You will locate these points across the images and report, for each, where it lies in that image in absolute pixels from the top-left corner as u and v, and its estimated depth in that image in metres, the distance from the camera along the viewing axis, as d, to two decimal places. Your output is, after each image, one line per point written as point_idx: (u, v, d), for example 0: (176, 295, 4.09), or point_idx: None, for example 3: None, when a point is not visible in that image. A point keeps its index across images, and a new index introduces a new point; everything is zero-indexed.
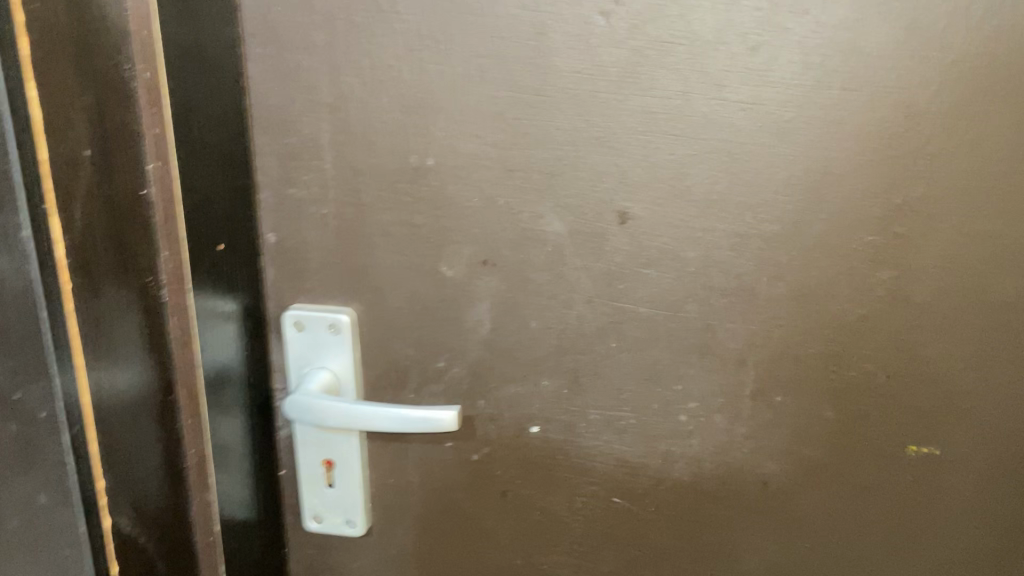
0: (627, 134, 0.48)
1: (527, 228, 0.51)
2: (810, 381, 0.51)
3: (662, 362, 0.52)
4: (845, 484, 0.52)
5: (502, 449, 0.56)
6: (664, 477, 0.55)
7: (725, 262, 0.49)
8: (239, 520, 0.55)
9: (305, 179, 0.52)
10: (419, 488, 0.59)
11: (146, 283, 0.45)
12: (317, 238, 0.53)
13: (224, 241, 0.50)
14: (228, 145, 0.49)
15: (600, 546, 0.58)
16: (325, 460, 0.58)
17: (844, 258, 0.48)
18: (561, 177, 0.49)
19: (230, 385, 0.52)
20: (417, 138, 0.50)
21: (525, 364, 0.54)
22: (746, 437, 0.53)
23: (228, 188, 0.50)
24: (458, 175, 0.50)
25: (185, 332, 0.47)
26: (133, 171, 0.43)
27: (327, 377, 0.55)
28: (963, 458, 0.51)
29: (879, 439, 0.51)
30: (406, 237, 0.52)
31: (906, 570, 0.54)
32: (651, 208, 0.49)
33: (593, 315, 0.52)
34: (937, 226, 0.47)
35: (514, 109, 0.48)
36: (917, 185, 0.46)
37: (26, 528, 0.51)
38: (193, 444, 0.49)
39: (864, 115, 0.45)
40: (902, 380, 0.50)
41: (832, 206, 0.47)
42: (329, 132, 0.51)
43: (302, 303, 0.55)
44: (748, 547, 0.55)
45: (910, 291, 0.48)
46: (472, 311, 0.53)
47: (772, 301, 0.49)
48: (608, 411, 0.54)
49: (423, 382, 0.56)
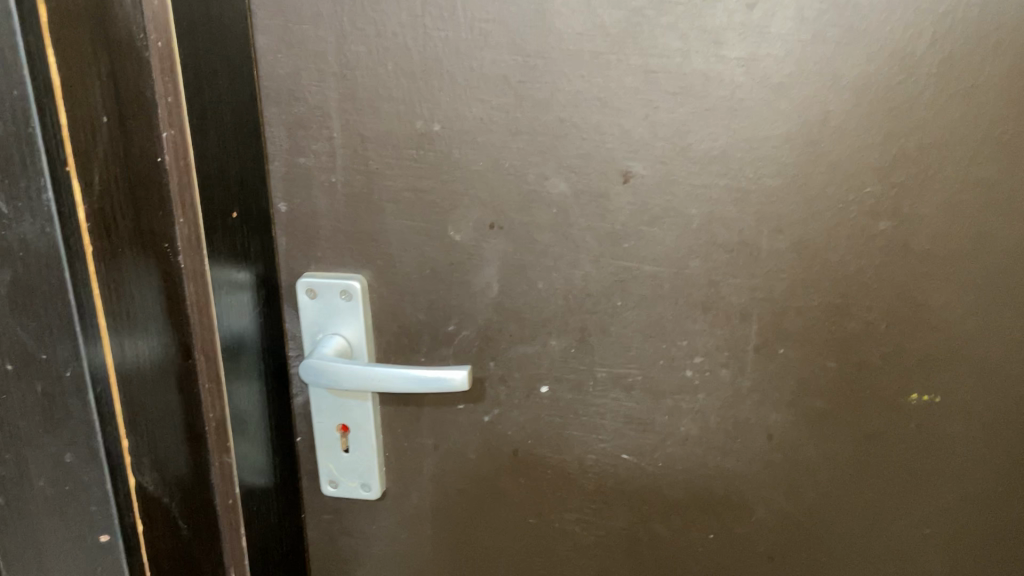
0: (628, 94, 0.49)
1: (532, 188, 0.52)
2: (811, 332, 0.52)
3: (666, 319, 0.53)
4: (849, 432, 0.54)
5: (514, 409, 0.58)
6: (672, 432, 0.57)
7: (727, 216, 0.50)
8: (258, 486, 0.56)
9: (315, 148, 0.53)
10: (433, 451, 0.60)
11: (163, 249, 0.46)
12: (327, 205, 0.54)
13: (237, 209, 0.51)
14: (239, 116, 0.50)
15: (613, 502, 0.60)
16: (341, 426, 0.59)
17: (843, 210, 0.49)
18: (564, 139, 0.50)
19: (245, 353, 0.53)
20: (422, 103, 0.51)
21: (533, 325, 0.55)
22: (750, 389, 0.54)
23: (239, 156, 0.51)
24: (464, 139, 0.51)
25: (202, 299, 0.48)
26: (148, 139, 0.44)
27: (340, 343, 0.57)
28: (963, 403, 0.53)
29: (881, 387, 0.53)
30: (415, 203, 0.53)
31: (910, 514, 0.56)
32: (654, 166, 0.50)
33: (599, 275, 0.53)
34: (934, 174, 0.48)
35: (517, 73, 0.49)
36: (913, 134, 0.47)
37: (51, 514, 0.53)
38: (212, 409, 0.49)
39: (861, 67, 0.46)
40: (901, 328, 0.51)
41: (831, 158, 0.48)
42: (337, 100, 0.52)
43: (315, 271, 0.56)
44: (756, 499, 0.57)
45: (908, 239, 0.49)
46: (481, 274, 0.54)
47: (774, 255, 0.51)
48: (615, 368, 0.55)
49: (435, 345, 0.57)
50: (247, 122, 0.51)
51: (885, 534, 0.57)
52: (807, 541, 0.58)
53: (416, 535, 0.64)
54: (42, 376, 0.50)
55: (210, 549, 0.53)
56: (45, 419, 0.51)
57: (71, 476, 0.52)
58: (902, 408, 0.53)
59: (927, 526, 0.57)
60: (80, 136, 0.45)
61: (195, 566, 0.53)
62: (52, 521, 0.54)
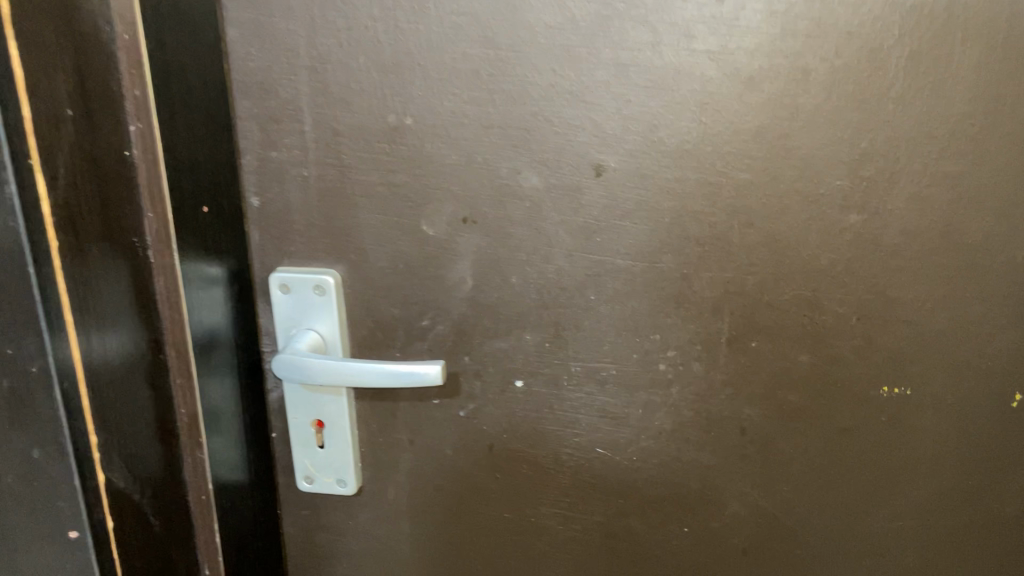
0: (600, 88, 0.49)
1: (505, 182, 0.52)
2: (783, 325, 0.52)
3: (640, 313, 0.53)
4: (823, 425, 0.55)
5: (488, 404, 0.58)
6: (646, 426, 0.57)
7: (698, 210, 0.50)
8: (232, 482, 0.56)
9: (286, 142, 0.53)
10: (409, 446, 0.60)
11: (131, 243, 0.46)
12: (299, 199, 0.54)
13: (208, 203, 0.51)
14: (209, 110, 0.50)
15: (588, 497, 0.60)
16: (316, 421, 0.59)
17: (814, 204, 0.49)
18: (536, 133, 0.50)
19: (218, 348, 0.53)
20: (393, 97, 0.51)
21: (507, 319, 0.55)
22: (724, 383, 0.54)
23: (209, 150, 0.50)
24: (436, 133, 0.51)
25: (173, 294, 0.48)
26: (116, 133, 0.44)
27: (315, 338, 0.56)
28: (935, 396, 0.53)
29: (853, 380, 0.53)
30: (387, 197, 0.53)
31: (884, 508, 0.57)
32: (626, 160, 0.50)
33: (573, 269, 0.53)
34: (904, 168, 0.48)
35: (488, 66, 0.49)
36: (883, 128, 0.47)
37: (22, 511, 0.52)
38: (184, 405, 0.50)
39: (830, 61, 0.46)
40: (873, 322, 0.51)
41: (802, 152, 0.48)
42: (309, 94, 0.51)
43: (289, 266, 0.56)
44: (730, 493, 0.58)
45: (879, 233, 0.49)
46: (454, 268, 0.54)
47: (745, 249, 0.51)
48: (589, 362, 0.55)
49: (409, 340, 0.57)
50: (218, 116, 0.51)
51: (859, 528, 0.58)
52: (781, 535, 0.58)
53: (392, 530, 0.63)
54: (10, 372, 0.49)
55: (184, 543, 0.53)
56: (13, 414, 0.50)
57: (38, 472, 0.51)
58: (874, 401, 0.54)
59: (900, 520, 0.57)
60: (44, 130, 0.44)
61: (168, 560, 0.54)
62: (23, 518, 0.53)
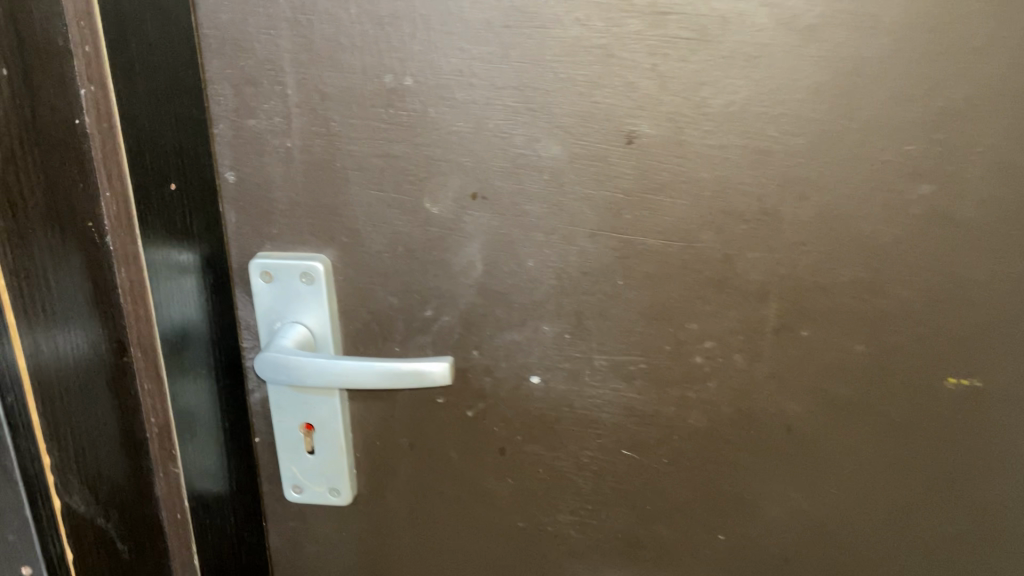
0: (634, 40, 0.42)
1: (521, 153, 0.45)
2: (837, 311, 0.46)
3: (673, 299, 0.47)
4: (877, 420, 0.49)
5: (500, 403, 0.51)
6: (678, 425, 0.51)
7: (744, 182, 0.44)
8: (211, 494, 0.50)
9: (265, 108, 0.45)
10: (409, 450, 0.54)
11: (85, 228, 0.39)
12: (282, 174, 0.47)
13: (175, 179, 0.43)
14: (175, 70, 0.42)
15: (610, 503, 0.54)
16: (305, 424, 0.52)
17: (878, 173, 0.43)
18: (559, 94, 0.43)
19: (191, 346, 0.46)
20: (391, 54, 0.43)
21: (522, 308, 0.49)
22: (768, 375, 0.48)
23: (175, 117, 0.43)
24: (441, 96, 0.44)
25: (137, 287, 0.41)
26: (63, 97, 0.37)
27: (302, 332, 0.50)
28: (1005, 389, 0.48)
29: (913, 371, 0.47)
30: (384, 170, 0.46)
31: (940, 509, 0.51)
32: (662, 125, 0.43)
33: (598, 251, 0.46)
34: (983, 131, 0.42)
35: (503, 16, 0.42)
36: (961, 84, 0.41)
37: None
38: (153, 413, 0.44)
39: (904, 6, 0.40)
40: (939, 306, 0.46)
41: (866, 113, 0.42)
42: (291, 51, 0.44)
43: (271, 250, 0.49)
44: (770, 497, 0.52)
45: (951, 206, 0.43)
46: (462, 252, 0.47)
47: (797, 226, 0.44)
48: (615, 355, 0.49)
49: (409, 333, 0.50)
50: (185, 78, 0.44)
51: (912, 532, 0.52)
52: (825, 541, 0.53)
53: (390, 542, 0.57)
54: None
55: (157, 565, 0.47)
56: None
57: None
58: (937, 393, 0.48)
59: (957, 523, 0.52)
60: None
61: None
62: None
